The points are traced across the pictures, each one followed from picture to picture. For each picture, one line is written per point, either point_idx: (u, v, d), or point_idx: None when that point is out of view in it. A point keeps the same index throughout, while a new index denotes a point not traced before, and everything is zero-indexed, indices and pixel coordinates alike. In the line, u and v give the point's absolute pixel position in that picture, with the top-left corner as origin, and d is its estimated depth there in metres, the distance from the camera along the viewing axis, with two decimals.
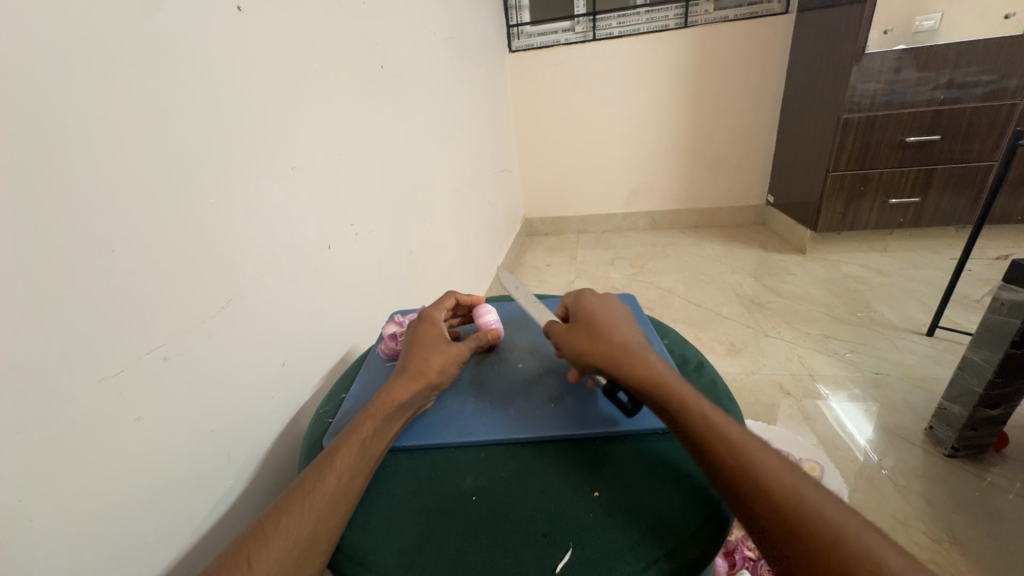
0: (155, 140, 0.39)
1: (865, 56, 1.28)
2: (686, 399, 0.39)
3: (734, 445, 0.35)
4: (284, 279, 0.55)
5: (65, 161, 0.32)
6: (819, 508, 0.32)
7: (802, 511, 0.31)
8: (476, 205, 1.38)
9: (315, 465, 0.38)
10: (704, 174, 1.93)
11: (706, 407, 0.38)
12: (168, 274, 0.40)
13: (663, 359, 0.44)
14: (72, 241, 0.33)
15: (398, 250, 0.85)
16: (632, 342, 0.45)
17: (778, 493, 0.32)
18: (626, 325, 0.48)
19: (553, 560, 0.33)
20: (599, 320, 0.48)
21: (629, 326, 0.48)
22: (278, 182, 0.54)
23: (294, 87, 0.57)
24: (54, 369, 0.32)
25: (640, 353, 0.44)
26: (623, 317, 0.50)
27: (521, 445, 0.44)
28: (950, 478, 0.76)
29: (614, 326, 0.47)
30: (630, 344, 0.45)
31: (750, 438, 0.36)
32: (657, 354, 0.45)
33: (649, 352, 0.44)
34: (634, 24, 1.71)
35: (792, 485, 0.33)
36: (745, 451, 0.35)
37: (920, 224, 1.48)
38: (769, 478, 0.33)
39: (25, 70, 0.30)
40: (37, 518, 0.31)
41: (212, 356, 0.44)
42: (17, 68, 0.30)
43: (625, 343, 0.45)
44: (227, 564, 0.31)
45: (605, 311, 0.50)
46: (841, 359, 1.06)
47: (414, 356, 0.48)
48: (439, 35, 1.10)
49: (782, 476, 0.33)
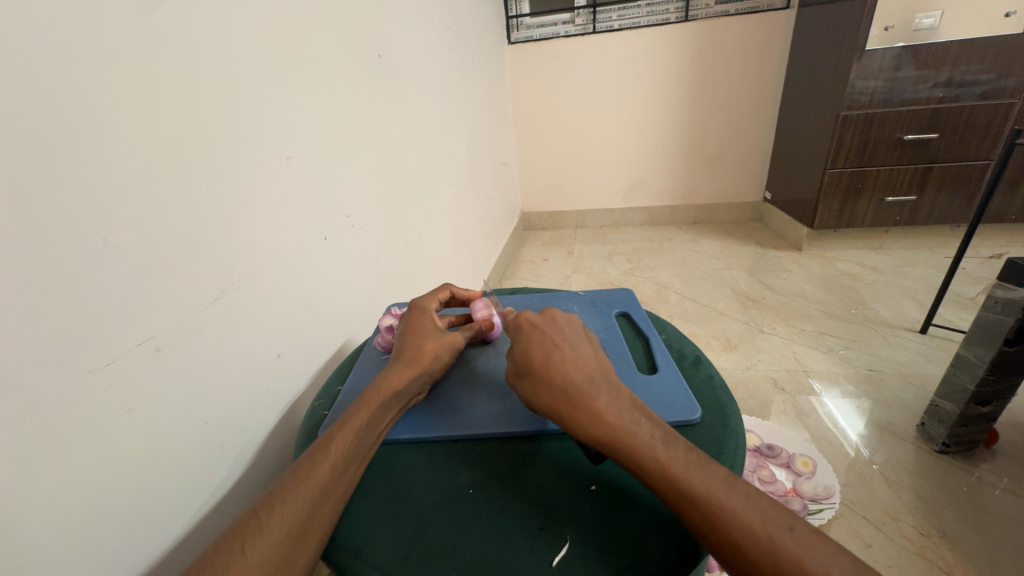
0: (148, 127, 0.38)
1: (866, 52, 1.28)
2: (640, 452, 0.35)
3: (699, 497, 0.32)
4: (278, 270, 0.54)
5: (53, 145, 0.31)
6: (799, 553, 0.30)
7: (784, 560, 0.30)
8: (473, 198, 1.37)
9: (308, 454, 0.37)
10: (702, 169, 1.92)
11: (663, 455, 0.35)
12: (159, 263, 0.39)
13: (614, 396, 0.39)
14: (63, 229, 0.32)
15: (395, 243, 0.84)
16: (576, 380, 0.40)
17: (752, 547, 0.30)
18: (569, 352, 0.43)
19: (549, 554, 0.33)
20: (539, 359, 0.42)
21: (573, 350, 0.43)
22: (274, 172, 0.53)
23: (289, 74, 0.56)
24: (43, 359, 0.31)
25: (584, 396, 0.39)
26: (564, 337, 0.45)
27: (517, 439, 0.43)
28: (940, 473, 0.77)
29: (555, 361, 0.42)
30: (573, 384, 0.40)
31: (718, 483, 0.33)
32: (610, 388, 0.40)
33: (596, 389, 0.40)
34: (634, 17, 1.70)
35: (771, 532, 0.31)
36: (713, 504, 0.32)
37: (915, 222, 1.49)
38: (741, 532, 0.31)
39: (16, 50, 0.29)
40: (24, 511, 0.30)
41: (205, 348, 0.44)
42: (8, 48, 0.29)
43: (568, 386, 0.40)
44: (221, 551, 0.31)
45: (543, 338, 0.44)
46: (835, 355, 1.07)
47: (407, 344, 0.48)
48: (438, 24, 1.09)
49: (757, 523, 0.31)
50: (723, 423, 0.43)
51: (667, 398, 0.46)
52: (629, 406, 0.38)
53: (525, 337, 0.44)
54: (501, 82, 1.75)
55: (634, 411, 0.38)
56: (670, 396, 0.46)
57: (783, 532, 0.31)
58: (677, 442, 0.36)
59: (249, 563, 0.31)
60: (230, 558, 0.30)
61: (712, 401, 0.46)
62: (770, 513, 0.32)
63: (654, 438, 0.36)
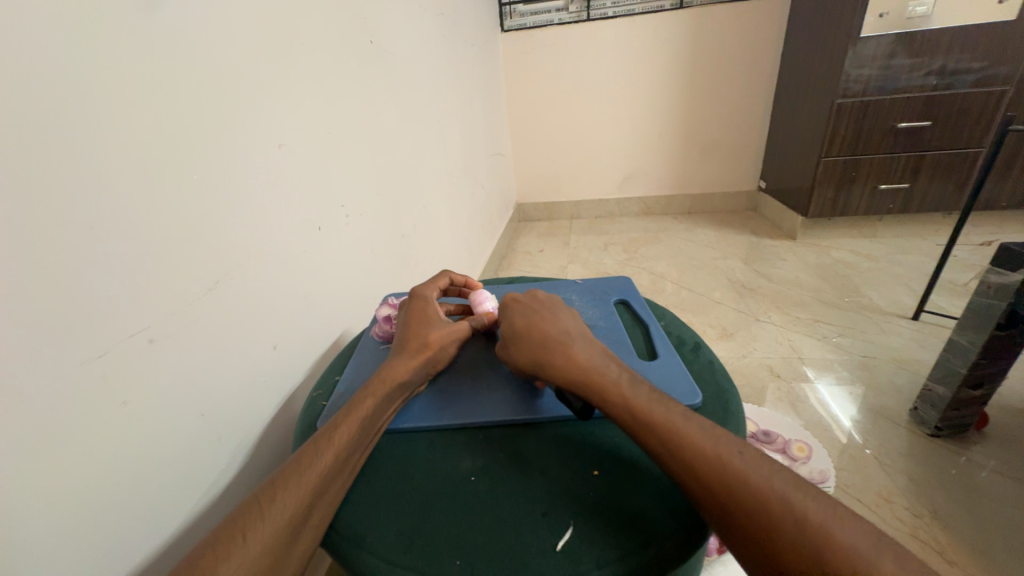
0: (137, 115, 0.37)
1: (860, 40, 1.27)
2: (608, 391, 0.38)
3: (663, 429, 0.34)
4: (273, 260, 0.53)
5: (39, 135, 0.30)
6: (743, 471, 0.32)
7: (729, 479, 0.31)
8: (468, 189, 1.36)
9: (313, 439, 0.37)
10: (698, 159, 1.92)
11: (629, 392, 0.37)
12: (152, 253, 0.38)
13: (588, 349, 0.42)
14: (52, 216, 0.31)
15: (390, 235, 0.83)
16: (556, 338, 0.43)
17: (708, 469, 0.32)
18: (547, 315, 0.46)
19: (554, 539, 0.33)
20: (519, 324, 0.45)
21: (550, 314, 0.46)
22: (267, 160, 0.52)
23: (277, 61, 0.54)
24: (32, 354, 0.30)
25: (561, 349, 0.42)
26: (544, 306, 0.48)
27: (517, 427, 0.43)
28: (931, 455, 0.78)
29: (535, 326, 0.45)
30: (551, 340, 0.43)
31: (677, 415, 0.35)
32: (583, 343, 0.43)
33: (573, 343, 0.42)
34: (628, 5, 1.68)
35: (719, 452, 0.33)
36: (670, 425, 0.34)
37: (908, 210, 1.50)
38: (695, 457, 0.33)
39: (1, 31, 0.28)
40: (19, 506, 0.30)
41: (196, 341, 0.43)
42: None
43: (546, 343, 0.43)
44: (222, 539, 0.30)
45: (523, 308, 0.48)
46: (829, 342, 1.08)
47: (412, 334, 0.47)
48: (430, 10, 1.06)
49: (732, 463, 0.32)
50: (724, 407, 0.44)
51: (669, 384, 0.46)
52: (601, 356, 0.42)
53: (507, 310, 0.48)
54: (494, 71, 1.72)
55: (606, 360, 0.41)
56: (671, 382, 0.46)
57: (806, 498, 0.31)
58: (640, 384, 0.39)
59: (249, 550, 0.30)
60: (231, 545, 0.30)
61: (713, 386, 0.47)
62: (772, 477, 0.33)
63: (621, 379, 0.39)
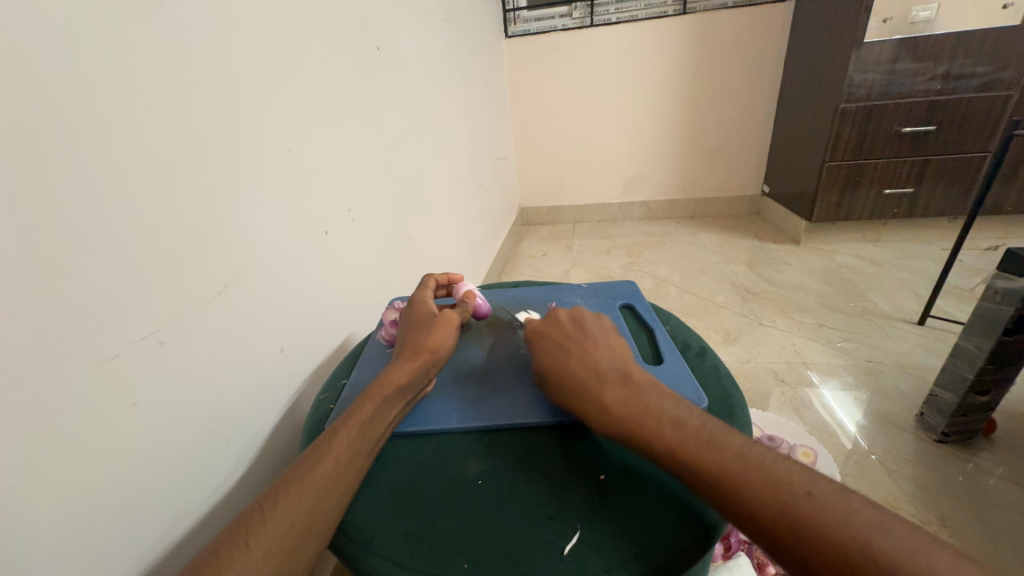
0: (148, 121, 0.38)
1: (864, 45, 1.28)
2: (647, 439, 0.36)
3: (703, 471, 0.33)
4: (280, 263, 0.54)
5: (51, 142, 0.31)
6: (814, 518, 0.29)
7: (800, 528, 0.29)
8: (472, 193, 1.36)
9: (314, 446, 0.37)
10: (701, 163, 1.92)
11: (674, 441, 0.35)
12: (162, 257, 0.39)
13: (619, 385, 0.39)
14: (63, 220, 0.32)
15: (395, 237, 0.84)
16: (584, 379, 0.41)
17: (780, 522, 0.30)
18: (575, 350, 0.44)
19: (561, 543, 0.34)
20: (548, 367, 0.44)
21: (576, 347, 0.44)
22: (274, 164, 0.53)
23: (283, 66, 0.55)
24: (44, 355, 0.31)
25: (592, 394, 0.40)
26: (569, 335, 0.45)
27: (523, 431, 0.43)
28: (938, 462, 0.77)
29: (561, 366, 0.43)
30: (580, 384, 0.41)
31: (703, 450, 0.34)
32: (612, 378, 0.40)
33: (603, 383, 0.40)
34: (632, 10, 1.69)
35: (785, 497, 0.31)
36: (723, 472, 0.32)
37: (913, 215, 1.49)
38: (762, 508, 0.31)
39: (13, 37, 0.29)
40: (29, 506, 0.30)
41: (204, 344, 0.43)
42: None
43: (576, 388, 0.41)
44: (229, 543, 0.30)
45: (549, 345, 0.46)
46: (834, 347, 1.08)
47: (409, 339, 0.47)
48: (436, 16, 1.07)
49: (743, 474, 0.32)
50: (730, 412, 0.44)
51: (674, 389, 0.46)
52: (634, 391, 0.39)
53: (535, 348, 0.46)
54: (498, 76, 1.73)
55: (641, 395, 0.38)
56: (676, 387, 0.46)
57: (821, 495, 0.30)
58: (687, 424, 0.36)
59: (254, 555, 0.30)
60: (234, 551, 0.30)
61: (718, 391, 0.47)
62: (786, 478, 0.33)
63: (663, 421, 0.36)
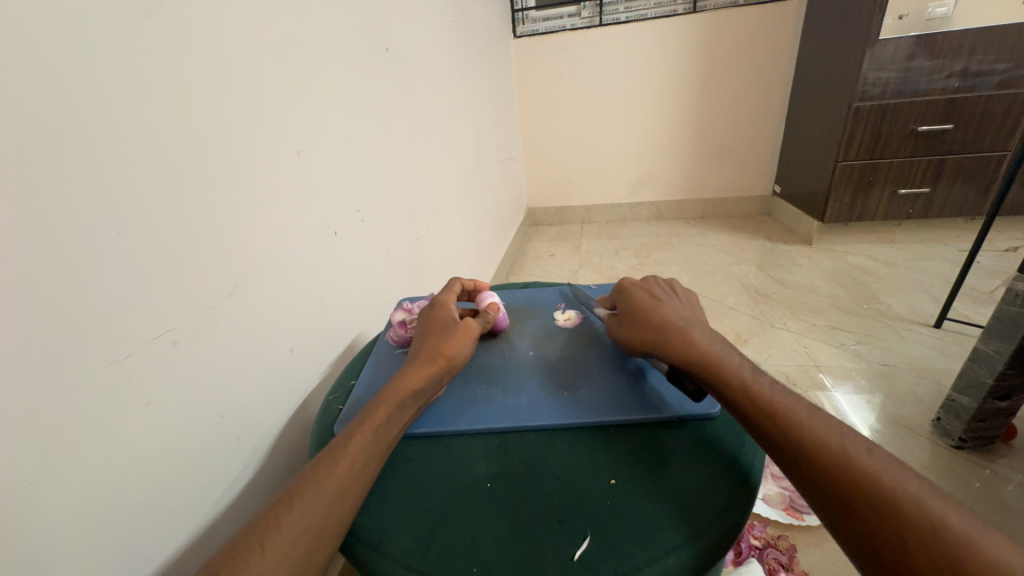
0: (160, 125, 0.38)
1: (878, 42, 1.25)
2: (724, 372, 0.40)
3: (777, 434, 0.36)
4: (290, 264, 0.54)
5: (62, 145, 0.31)
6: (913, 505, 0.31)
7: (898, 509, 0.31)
8: (480, 194, 1.36)
9: (328, 451, 0.37)
10: (711, 163, 1.90)
11: (751, 379, 0.39)
12: (174, 259, 0.39)
13: (707, 333, 0.44)
14: (76, 222, 0.32)
15: (404, 238, 0.84)
16: (672, 317, 0.46)
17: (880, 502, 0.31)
18: (666, 302, 0.48)
19: (571, 548, 0.33)
20: (638, 305, 0.48)
21: (668, 301, 0.49)
22: (284, 165, 0.53)
23: (292, 67, 0.55)
24: (58, 355, 0.31)
25: (680, 327, 0.44)
26: (661, 293, 0.50)
27: (533, 433, 0.43)
28: (955, 468, 0.76)
29: (659, 304, 0.48)
30: (669, 320, 0.45)
31: None
32: (701, 328, 0.45)
33: (691, 325, 0.45)
34: (641, 9, 1.67)
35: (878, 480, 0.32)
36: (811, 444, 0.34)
37: (929, 215, 1.46)
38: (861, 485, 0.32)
39: (25, 40, 0.29)
40: (45, 504, 0.30)
41: (216, 346, 0.43)
42: (8, 35, 0.28)
43: (663, 322, 0.45)
44: (242, 546, 0.31)
45: (642, 293, 0.50)
46: (847, 350, 1.06)
47: (426, 343, 0.47)
48: (444, 17, 1.08)
49: None
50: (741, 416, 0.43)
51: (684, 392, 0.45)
52: (720, 342, 0.44)
53: (627, 293, 0.51)
54: (506, 76, 1.72)
55: (725, 346, 0.43)
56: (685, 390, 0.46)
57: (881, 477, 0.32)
58: (763, 374, 0.41)
59: (267, 559, 0.30)
60: (248, 554, 0.30)
61: None
62: (821, 474, 0.33)
63: (743, 365, 0.41)
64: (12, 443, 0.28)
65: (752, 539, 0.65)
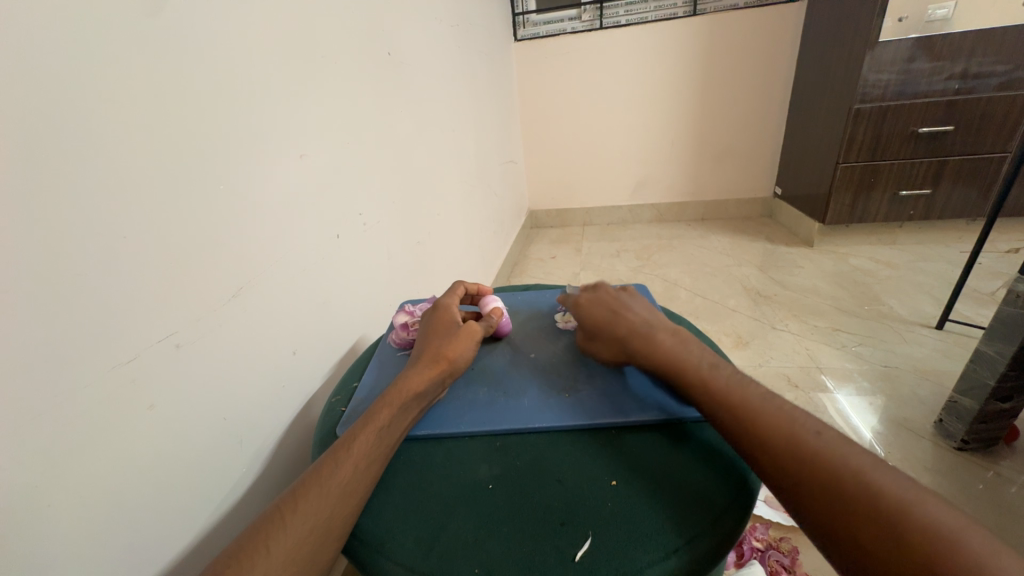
0: (163, 130, 0.39)
1: (878, 44, 1.26)
2: (693, 376, 0.41)
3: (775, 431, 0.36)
4: (294, 266, 0.55)
5: (65, 150, 0.32)
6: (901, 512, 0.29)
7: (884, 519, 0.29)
8: (482, 196, 1.37)
9: (332, 452, 0.37)
10: (711, 165, 1.91)
11: (710, 376, 0.40)
12: (177, 262, 0.40)
13: (670, 336, 0.45)
14: (80, 226, 0.32)
15: (406, 241, 0.85)
16: (636, 328, 0.47)
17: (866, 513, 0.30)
18: (625, 311, 0.49)
19: (572, 549, 0.33)
20: (602, 322, 0.49)
21: (626, 309, 0.50)
22: (288, 170, 0.54)
23: (295, 72, 0.55)
24: (62, 358, 0.31)
25: (647, 340, 0.45)
26: (619, 300, 0.51)
27: (535, 435, 0.43)
28: (958, 470, 0.75)
29: (621, 314, 0.49)
30: (635, 334, 0.46)
31: None
32: (663, 331, 0.46)
33: (655, 331, 0.46)
34: (641, 13, 1.68)
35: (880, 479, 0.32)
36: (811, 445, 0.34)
37: (931, 217, 1.46)
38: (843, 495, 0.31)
39: (18, 42, 0.29)
40: (49, 506, 0.31)
41: (220, 348, 0.44)
42: (3, 41, 0.28)
43: (629, 337, 0.46)
44: (247, 547, 0.31)
45: (602, 305, 0.51)
46: (848, 352, 1.06)
47: (429, 345, 0.47)
48: (446, 22, 1.09)
49: None
50: None
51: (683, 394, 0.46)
52: (683, 342, 0.45)
53: (586, 309, 0.52)
54: (507, 79, 1.73)
55: (689, 346, 0.44)
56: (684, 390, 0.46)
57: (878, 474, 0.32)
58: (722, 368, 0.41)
59: (272, 559, 0.30)
60: (253, 555, 0.30)
61: None
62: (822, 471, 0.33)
63: (707, 364, 0.42)
64: (11, 446, 0.29)
65: (754, 541, 0.65)
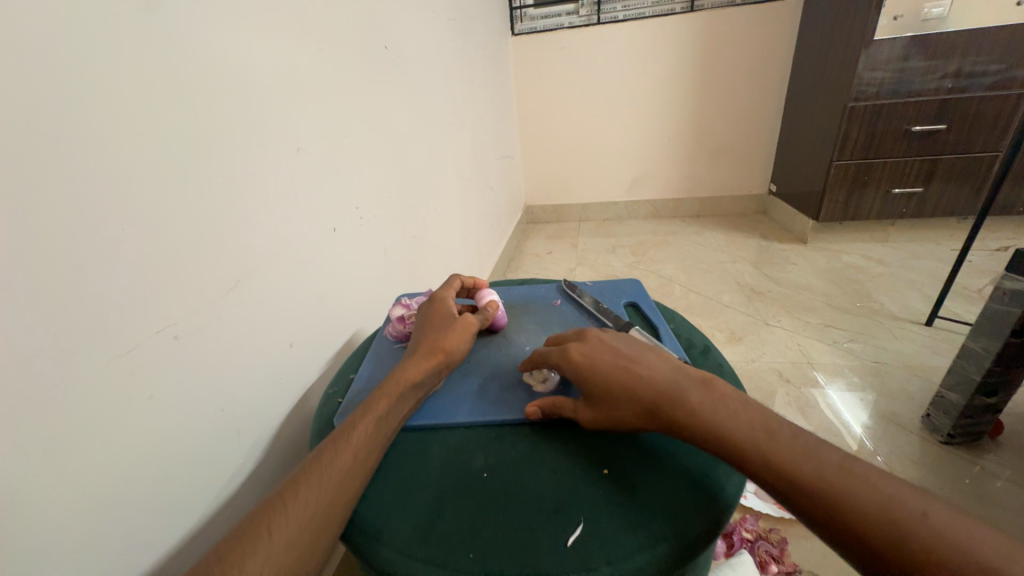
0: (161, 122, 0.39)
1: (874, 43, 1.26)
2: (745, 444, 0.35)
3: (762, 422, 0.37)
4: (291, 260, 0.55)
5: (64, 141, 0.32)
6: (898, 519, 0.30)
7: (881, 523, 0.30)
8: (478, 191, 1.37)
9: (332, 440, 0.38)
10: (707, 161, 1.91)
11: (761, 436, 0.35)
12: (176, 254, 0.40)
13: (706, 395, 0.38)
14: (79, 218, 0.33)
15: (402, 235, 0.85)
16: (664, 391, 0.38)
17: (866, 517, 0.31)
18: (641, 366, 0.41)
19: (565, 535, 0.34)
20: (617, 384, 0.40)
21: (642, 364, 0.41)
22: (284, 163, 0.54)
23: (291, 64, 0.55)
24: (62, 348, 0.32)
25: (683, 405, 0.37)
26: (629, 354, 0.42)
27: (529, 426, 0.44)
28: (943, 464, 0.77)
29: (638, 370, 0.40)
30: (663, 398, 0.38)
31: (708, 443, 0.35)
32: (695, 389, 0.38)
33: (686, 392, 0.38)
34: (638, 8, 1.68)
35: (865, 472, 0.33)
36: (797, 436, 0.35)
37: (922, 215, 1.48)
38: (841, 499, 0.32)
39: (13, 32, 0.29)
40: (51, 493, 0.31)
41: (217, 339, 0.44)
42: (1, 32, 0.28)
43: (658, 401, 0.38)
44: (249, 532, 0.31)
45: (611, 363, 0.41)
46: (840, 348, 1.07)
47: (425, 337, 0.48)
48: (443, 15, 1.08)
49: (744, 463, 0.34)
50: None
51: None
52: (722, 401, 0.37)
53: (591, 369, 0.41)
54: (504, 74, 1.73)
55: (728, 404, 0.37)
56: None
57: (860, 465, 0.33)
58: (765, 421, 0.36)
59: (274, 544, 0.31)
60: (255, 540, 0.31)
61: None
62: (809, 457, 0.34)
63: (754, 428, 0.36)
64: (14, 434, 0.29)
65: (743, 532, 0.66)
